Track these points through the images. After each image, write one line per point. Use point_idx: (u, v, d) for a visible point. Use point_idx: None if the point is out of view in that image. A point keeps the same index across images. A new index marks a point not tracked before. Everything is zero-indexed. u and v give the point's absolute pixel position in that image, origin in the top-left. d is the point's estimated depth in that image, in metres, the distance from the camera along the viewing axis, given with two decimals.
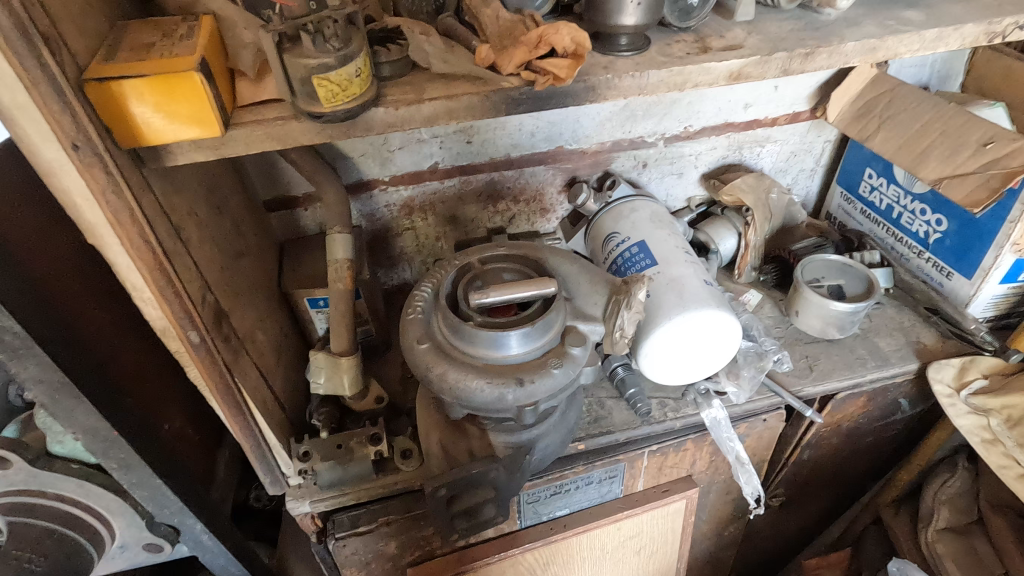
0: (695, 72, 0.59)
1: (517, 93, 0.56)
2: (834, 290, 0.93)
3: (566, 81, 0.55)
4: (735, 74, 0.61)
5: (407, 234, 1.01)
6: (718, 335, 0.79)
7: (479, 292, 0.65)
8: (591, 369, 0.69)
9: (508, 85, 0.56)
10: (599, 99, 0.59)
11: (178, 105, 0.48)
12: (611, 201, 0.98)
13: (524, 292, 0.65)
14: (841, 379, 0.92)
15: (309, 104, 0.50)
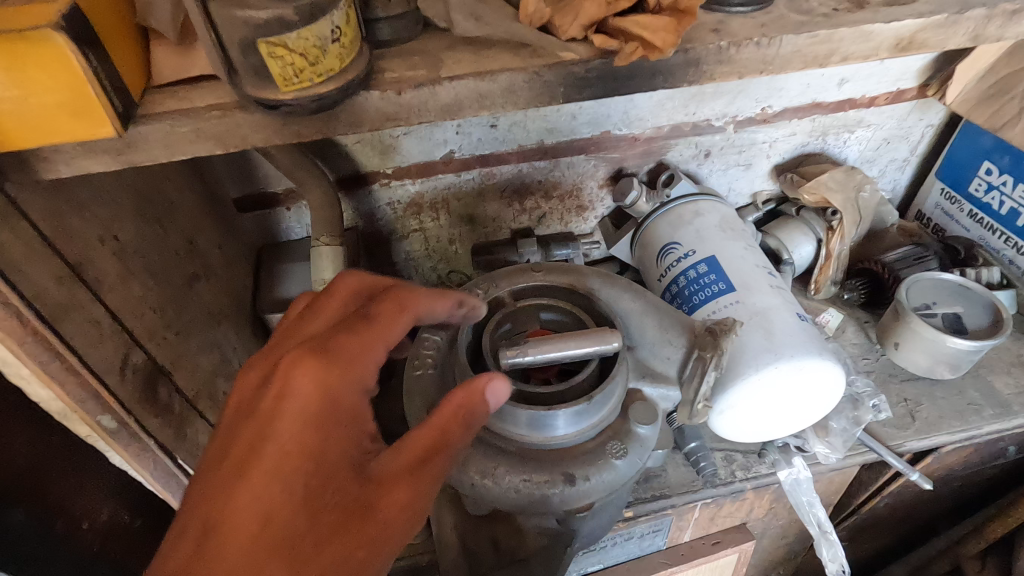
0: (848, 39, 0.40)
1: (583, 70, 0.38)
2: (949, 320, 0.74)
3: (664, 51, 0.36)
4: (905, 41, 0.42)
5: (414, 237, 0.82)
6: (817, 389, 0.61)
7: (513, 348, 0.48)
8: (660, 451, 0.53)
9: (570, 58, 0.37)
10: (701, 79, 0.40)
11: (48, 91, 0.32)
12: (668, 200, 0.77)
13: (579, 351, 0.47)
14: (950, 432, 0.74)
15: (263, 93, 0.33)
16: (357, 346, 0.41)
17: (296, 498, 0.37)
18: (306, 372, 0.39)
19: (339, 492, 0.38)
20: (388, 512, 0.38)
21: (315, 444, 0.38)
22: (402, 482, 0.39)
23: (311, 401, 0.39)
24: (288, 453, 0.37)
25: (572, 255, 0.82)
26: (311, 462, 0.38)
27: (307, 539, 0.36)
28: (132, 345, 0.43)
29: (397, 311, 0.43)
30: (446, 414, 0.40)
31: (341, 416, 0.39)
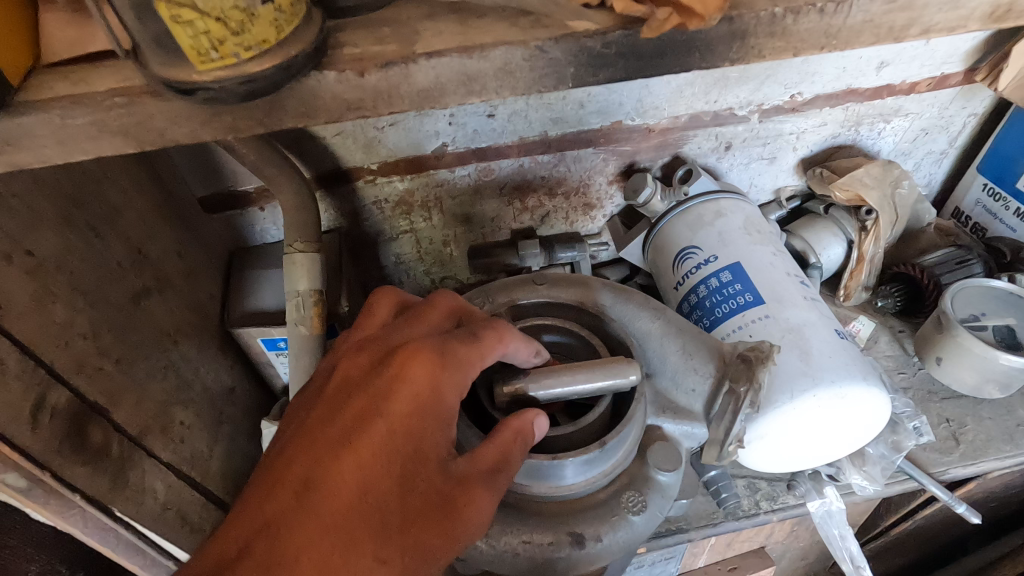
0: (935, 5, 0.34)
1: (599, 45, 0.32)
2: (1001, 333, 0.66)
3: (708, 20, 0.31)
4: (999, 11, 0.36)
5: (404, 239, 0.75)
6: (859, 419, 0.54)
7: (510, 381, 0.41)
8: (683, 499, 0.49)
9: (583, 29, 0.32)
10: (746, 55, 0.34)
11: None
12: (686, 199, 0.69)
13: (592, 387, 0.40)
14: (1000, 457, 0.67)
15: (165, 66, 0.28)
16: (470, 354, 0.38)
17: (390, 483, 0.34)
18: (420, 365, 0.37)
19: (434, 484, 0.35)
20: (469, 523, 0.35)
21: (415, 435, 0.36)
22: (488, 487, 0.36)
23: (423, 390, 0.37)
24: (391, 434, 0.35)
25: (579, 258, 0.74)
26: (412, 454, 0.35)
27: (392, 525, 0.34)
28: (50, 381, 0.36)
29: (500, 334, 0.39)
30: (507, 435, 0.37)
31: (443, 415, 0.37)
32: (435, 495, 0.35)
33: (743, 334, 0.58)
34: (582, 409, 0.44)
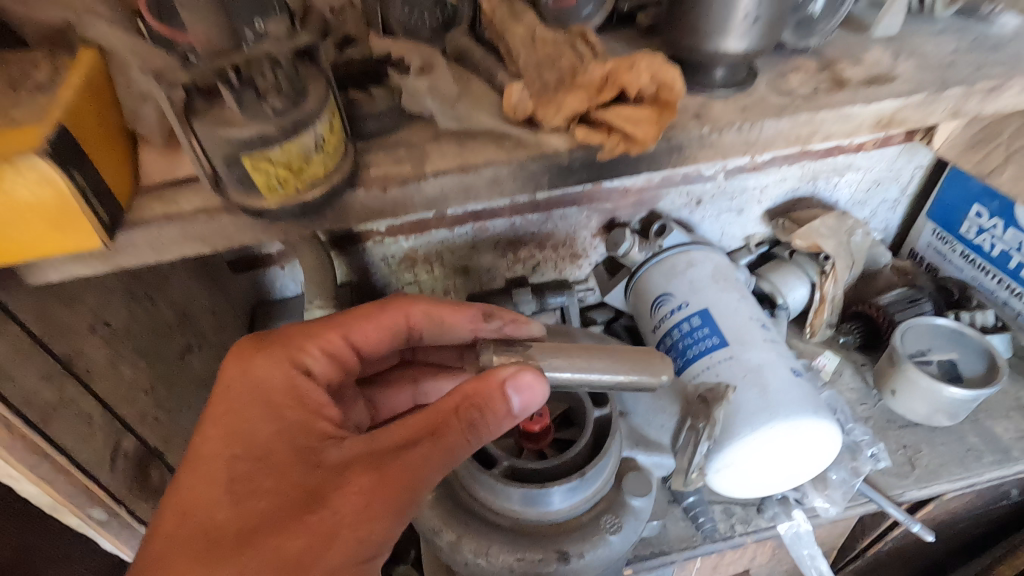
0: (829, 120, 0.42)
1: (568, 159, 0.40)
2: (946, 368, 0.74)
3: (647, 144, 0.39)
4: (885, 120, 0.43)
5: (409, 290, 0.83)
6: (813, 446, 0.61)
7: None
8: (653, 522, 0.60)
9: (554, 146, 0.40)
10: (686, 160, 0.42)
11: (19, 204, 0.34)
12: (661, 251, 0.78)
13: (597, 373, 0.43)
14: (950, 480, 0.74)
15: (246, 195, 0.36)
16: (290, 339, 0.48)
17: (261, 480, 0.40)
18: (241, 366, 0.46)
19: (292, 480, 0.39)
20: (353, 500, 0.38)
21: (276, 438, 0.42)
22: (371, 464, 0.39)
23: (249, 381, 0.45)
24: (252, 442, 0.42)
25: (568, 303, 0.82)
26: (266, 458, 0.41)
27: (280, 509, 0.38)
28: None
29: (397, 305, 0.53)
30: (456, 403, 0.41)
31: (299, 410, 0.44)
32: (314, 482, 0.39)
33: (710, 373, 0.65)
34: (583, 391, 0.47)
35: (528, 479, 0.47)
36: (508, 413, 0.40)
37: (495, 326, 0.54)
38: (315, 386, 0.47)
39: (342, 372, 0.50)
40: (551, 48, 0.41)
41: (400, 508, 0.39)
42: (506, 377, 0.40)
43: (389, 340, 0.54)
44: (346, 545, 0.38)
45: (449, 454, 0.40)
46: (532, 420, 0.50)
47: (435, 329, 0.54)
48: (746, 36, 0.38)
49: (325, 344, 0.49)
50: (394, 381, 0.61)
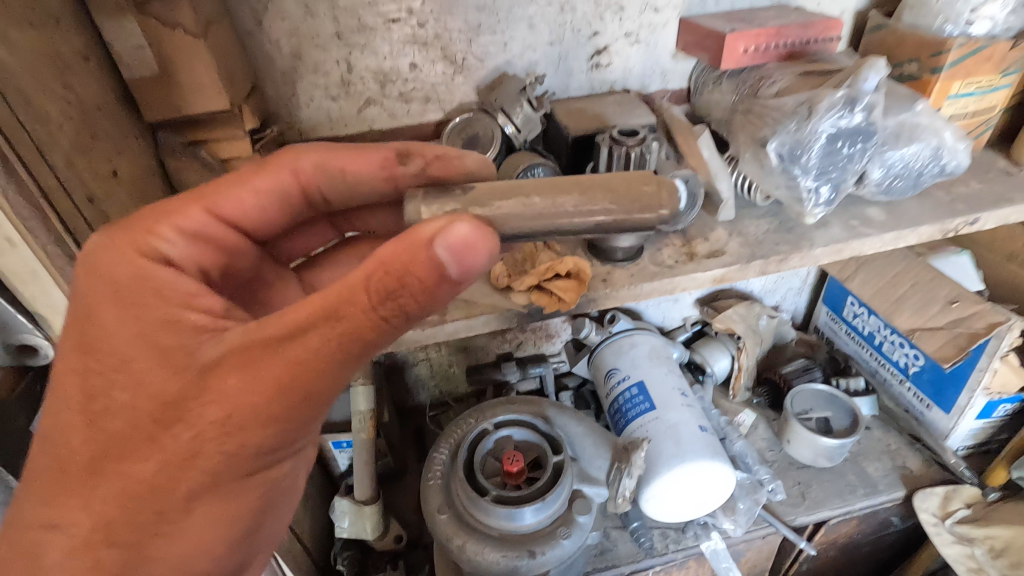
0: (683, 281, 0.66)
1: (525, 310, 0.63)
2: (822, 423, 1.01)
3: (571, 303, 0.60)
4: (719, 279, 0.68)
5: (422, 364, 1.09)
6: (713, 480, 0.86)
7: (483, 438, 0.79)
8: (595, 533, 0.89)
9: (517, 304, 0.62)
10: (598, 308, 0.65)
11: None
12: (612, 334, 1.04)
13: (572, 213, 0.43)
14: (832, 508, 0.98)
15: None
16: (163, 209, 0.47)
17: (115, 395, 0.40)
18: (88, 259, 0.42)
19: (146, 394, 0.39)
20: (212, 410, 0.39)
21: (135, 338, 0.40)
22: (242, 363, 0.39)
23: (91, 263, 0.42)
24: (106, 354, 0.40)
25: (544, 373, 1.06)
26: (129, 369, 0.40)
27: (141, 435, 0.39)
28: None
29: (275, 165, 0.54)
30: (372, 267, 0.39)
31: (158, 304, 0.42)
32: (164, 397, 0.39)
33: (642, 429, 0.90)
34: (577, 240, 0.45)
35: (509, 503, 0.72)
36: (438, 268, 0.39)
37: (417, 167, 0.55)
38: (178, 272, 0.45)
39: (207, 248, 0.49)
40: None
41: (296, 407, 0.40)
42: (432, 233, 0.38)
43: (276, 205, 0.56)
44: (211, 461, 0.40)
45: (360, 342, 0.39)
46: (512, 462, 0.74)
47: (330, 179, 0.57)
48: (632, 237, 0.64)
49: (186, 223, 0.47)
50: (313, 235, 0.68)
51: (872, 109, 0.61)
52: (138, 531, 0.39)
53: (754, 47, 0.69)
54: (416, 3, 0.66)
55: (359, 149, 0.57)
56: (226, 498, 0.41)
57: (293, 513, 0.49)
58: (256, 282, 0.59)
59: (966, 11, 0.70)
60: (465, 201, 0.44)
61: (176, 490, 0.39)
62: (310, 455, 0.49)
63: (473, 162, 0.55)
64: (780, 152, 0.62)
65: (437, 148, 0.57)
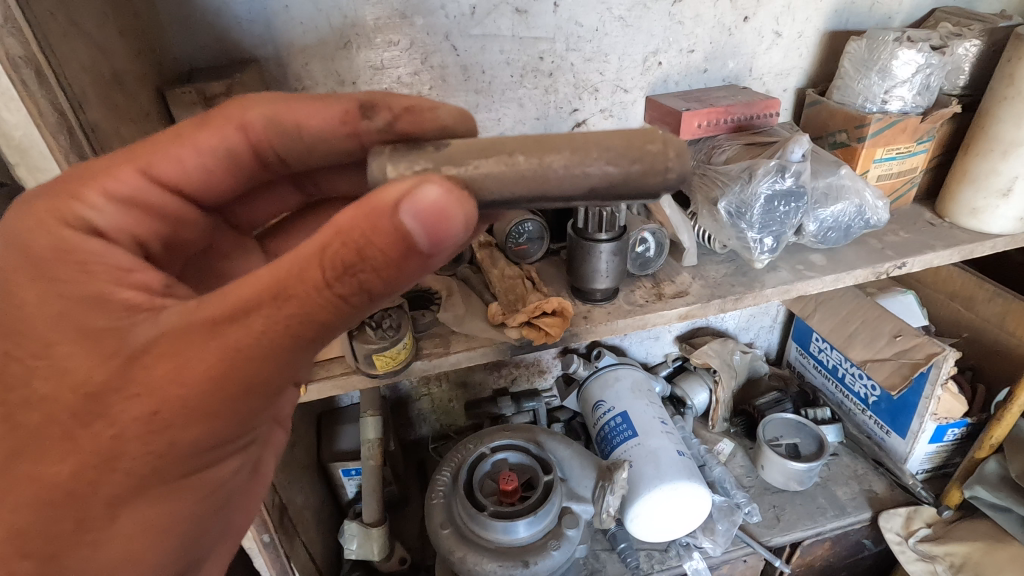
0: (653, 317, 0.77)
1: (517, 342, 0.73)
2: (791, 449, 1.11)
3: (556, 335, 0.71)
4: (684, 315, 0.79)
5: (424, 399, 1.18)
6: (689, 500, 0.95)
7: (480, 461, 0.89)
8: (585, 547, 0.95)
9: (511, 337, 0.73)
10: (580, 341, 0.75)
11: None
12: (598, 369, 1.13)
13: (564, 174, 0.40)
14: (804, 529, 1.05)
15: (368, 368, 0.68)
16: (99, 171, 0.45)
17: (37, 385, 0.38)
18: (19, 221, 0.40)
19: (69, 385, 0.37)
20: (139, 404, 0.37)
21: (56, 321, 0.38)
22: (177, 348, 0.37)
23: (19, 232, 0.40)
24: (26, 340, 0.38)
25: (537, 406, 1.15)
26: (51, 355, 0.38)
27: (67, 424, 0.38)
28: (275, 492, 0.77)
29: (221, 118, 0.50)
30: (332, 238, 0.37)
31: (87, 280, 0.40)
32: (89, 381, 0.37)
33: (626, 453, 0.99)
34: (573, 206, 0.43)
35: (504, 518, 0.80)
36: (405, 236, 0.36)
37: (384, 121, 0.50)
38: (112, 244, 0.43)
39: (140, 218, 0.47)
40: (509, 283, 0.78)
41: (235, 398, 0.39)
42: (398, 198, 0.36)
43: (221, 167, 0.53)
44: (135, 462, 0.38)
45: (313, 323, 0.38)
46: (508, 481, 0.84)
47: (284, 134, 0.52)
48: (607, 280, 0.75)
49: (117, 187, 0.45)
50: (273, 199, 0.64)
51: (800, 175, 0.75)
52: (59, 539, 0.38)
53: (707, 123, 0.82)
54: (426, 89, 0.80)
55: (319, 100, 0.52)
56: (156, 504, 0.41)
57: (256, 502, 0.52)
58: (209, 254, 0.60)
59: (882, 93, 0.84)
60: (437, 159, 0.41)
61: (98, 494, 0.38)
62: (254, 449, 0.49)
63: (447, 114, 0.49)
64: (729, 210, 0.77)
65: (405, 100, 0.51)
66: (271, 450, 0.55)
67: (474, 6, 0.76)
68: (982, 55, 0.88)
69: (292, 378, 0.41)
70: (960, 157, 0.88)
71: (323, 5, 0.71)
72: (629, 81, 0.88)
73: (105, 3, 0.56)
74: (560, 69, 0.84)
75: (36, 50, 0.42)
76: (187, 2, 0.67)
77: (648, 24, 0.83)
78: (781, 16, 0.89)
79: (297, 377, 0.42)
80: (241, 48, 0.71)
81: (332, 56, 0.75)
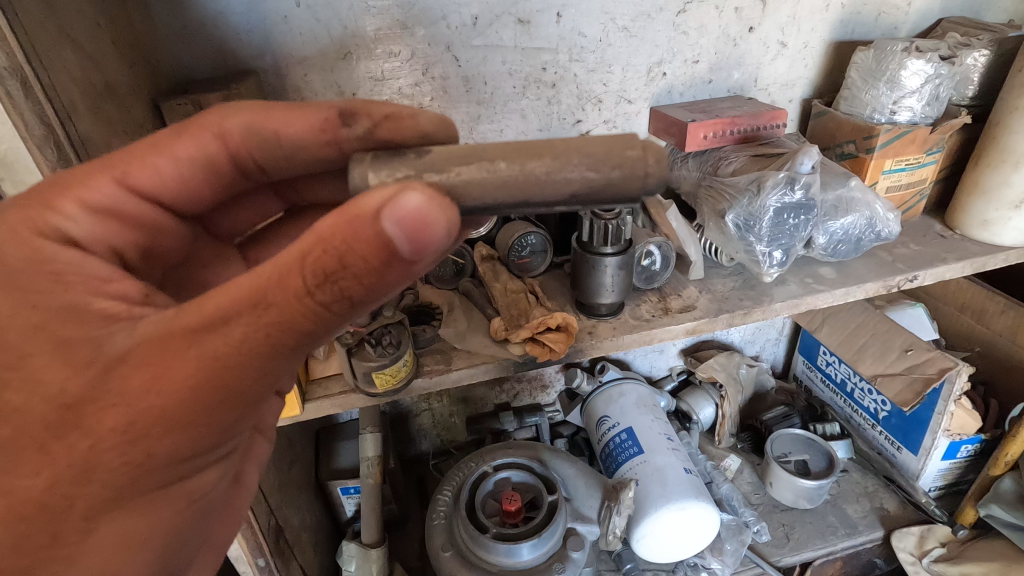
0: (660, 333, 0.75)
1: (521, 359, 0.71)
2: (800, 465, 1.08)
3: (561, 352, 0.69)
4: (691, 330, 0.77)
5: (425, 414, 1.16)
6: (698, 521, 0.92)
7: (483, 481, 0.87)
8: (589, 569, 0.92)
9: (515, 353, 0.71)
10: (584, 356, 0.73)
11: None
12: (602, 383, 1.10)
13: (546, 179, 0.39)
14: (815, 548, 1.03)
15: (367, 387, 0.66)
16: (76, 178, 0.43)
17: (8, 396, 0.35)
18: (7, 230, 0.39)
19: (41, 396, 0.35)
20: (113, 414, 0.35)
21: (32, 333, 0.36)
22: (153, 358, 0.35)
23: (5, 240, 0.38)
24: (0, 351, 0.36)
25: (540, 421, 1.13)
26: (24, 367, 0.36)
27: (39, 435, 0.35)
28: (271, 513, 0.74)
29: (198, 126, 0.48)
30: (312, 245, 0.35)
31: (62, 291, 0.38)
32: (61, 393, 0.35)
33: (631, 471, 0.97)
34: (556, 212, 0.41)
35: (507, 540, 0.78)
36: (386, 244, 0.35)
37: (365, 129, 0.47)
38: (88, 254, 0.42)
39: (117, 227, 0.45)
40: (512, 298, 0.77)
41: (214, 407, 0.37)
42: (379, 205, 0.34)
43: (200, 175, 0.51)
44: (110, 474, 0.36)
45: (293, 331, 0.36)
46: (511, 501, 0.82)
47: (262, 143, 0.50)
48: (612, 295, 0.73)
49: (92, 196, 0.44)
50: (254, 206, 0.63)
51: (809, 188, 0.73)
52: (31, 556, 0.35)
53: (713, 134, 0.80)
54: (426, 100, 0.79)
55: (297, 109, 0.50)
56: (135, 517, 0.38)
57: (241, 510, 0.50)
58: (189, 264, 0.58)
59: (890, 104, 0.83)
60: (419, 166, 0.40)
61: (74, 507, 0.36)
62: (236, 458, 0.47)
63: (428, 121, 0.48)
64: (737, 223, 0.75)
65: (385, 106, 0.49)
66: (255, 462, 0.52)
67: (477, 16, 0.75)
68: (991, 65, 0.87)
69: (273, 387, 0.39)
70: (970, 168, 0.86)
71: (323, 15, 0.70)
72: (632, 92, 0.87)
73: (97, 12, 0.55)
74: (563, 80, 0.82)
75: (21, 62, 0.40)
76: (185, 13, 0.66)
77: (652, 34, 0.82)
78: (786, 26, 0.88)
79: (278, 386, 0.40)
80: (239, 59, 0.70)
81: (332, 67, 0.73)
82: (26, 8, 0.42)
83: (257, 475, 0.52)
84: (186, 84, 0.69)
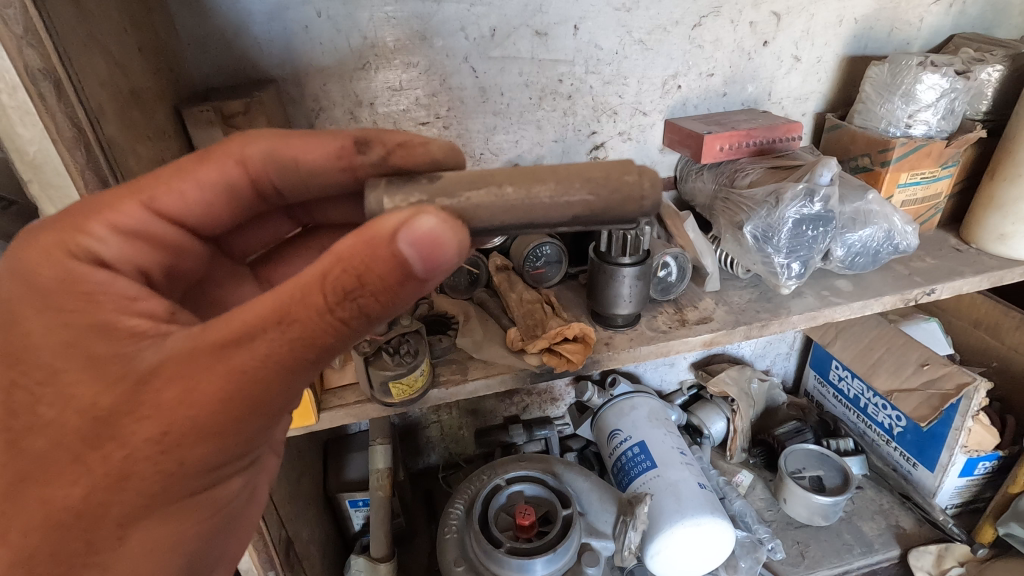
0: (678, 344, 0.75)
1: (538, 369, 0.70)
2: (814, 481, 1.06)
3: (578, 362, 0.69)
4: (707, 342, 0.76)
5: (433, 426, 1.15)
6: (713, 538, 0.91)
7: (495, 496, 0.86)
8: None
9: (531, 364, 0.70)
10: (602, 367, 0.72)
11: None
12: (613, 397, 1.09)
13: (548, 204, 0.38)
14: (831, 566, 1.01)
15: (383, 397, 0.65)
16: (101, 202, 0.42)
17: (43, 410, 0.35)
18: (35, 251, 0.38)
19: (76, 410, 0.35)
20: (147, 426, 0.35)
21: (65, 348, 0.36)
22: (184, 372, 0.35)
23: (30, 255, 0.38)
24: (33, 368, 0.36)
25: (549, 435, 1.11)
26: (58, 382, 0.36)
27: (73, 448, 0.35)
28: (282, 526, 0.73)
29: (221, 152, 0.48)
30: (331, 264, 0.34)
31: (91, 310, 0.37)
32: (94, 406, 0.35)
33: (645, 485, 0.95)
34: (561, 232, 0.41)
35: (521, 555, 0.76)
36: (402, 264, 0.34)
37: (378, 157, 0.48)
38: (117, 274, 0.41)
39: (145, 248, 0.44)
40: (528, 307, 0.76)
41: (242, 419, 0.36)
42: (397, 226, 0.34)
43: (222, 200, 0.50)
44: (144, 483, 0.36)
45: (316, 346, 0.36)
46: (525, 515, 0.80)
47: (282, 169, 0.50)
48: (629, 305, 0.73)
49: (122, 219, 0.42)
50: (267, 229, 0.62)
51: (828, 200, 0.73)
52: (64, 563, 0.35)
53: (729, 146, 0.80)
54: (442, 111, 0.79)
55: (316, 135, 0.50)
56: (165, 524, 0.38)
57: (257, 523, 0.47)
58: (204, 281, 0.57)
59: (905, 117, 0.83)
60: (432, 191, 0.40)
61: (109, 514, 0.36)
62: (260, 466, 0.46)
63: (440, 149, 0.47)
64: (755, 234, 0.75)
65: (399, 134, 0.49)
66: (270, 476, 0.49)
67: (495, 28, 0.75)
68: (1005, 80, 0.87)
69: (297, 399, 0.39)
70: (986, 181, 0.86)
71: (343, 25, 0.70)
72: (648, 103, 0.87)
73: (124, 19, 0.55)
74: (579, 91, 0.83)
75: (56, 64, 0.41)
76: (208, 22, 0.66)
77: (669, 47, 0.83)
78: (800, 41, 0.88)
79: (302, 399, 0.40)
80: (259, 69, 0.70)
81: (350, 77, 0.74)
82: (60, 14, 0.43)
83: (269, 487, 0.48)
84: (207, 92, 0.69)
